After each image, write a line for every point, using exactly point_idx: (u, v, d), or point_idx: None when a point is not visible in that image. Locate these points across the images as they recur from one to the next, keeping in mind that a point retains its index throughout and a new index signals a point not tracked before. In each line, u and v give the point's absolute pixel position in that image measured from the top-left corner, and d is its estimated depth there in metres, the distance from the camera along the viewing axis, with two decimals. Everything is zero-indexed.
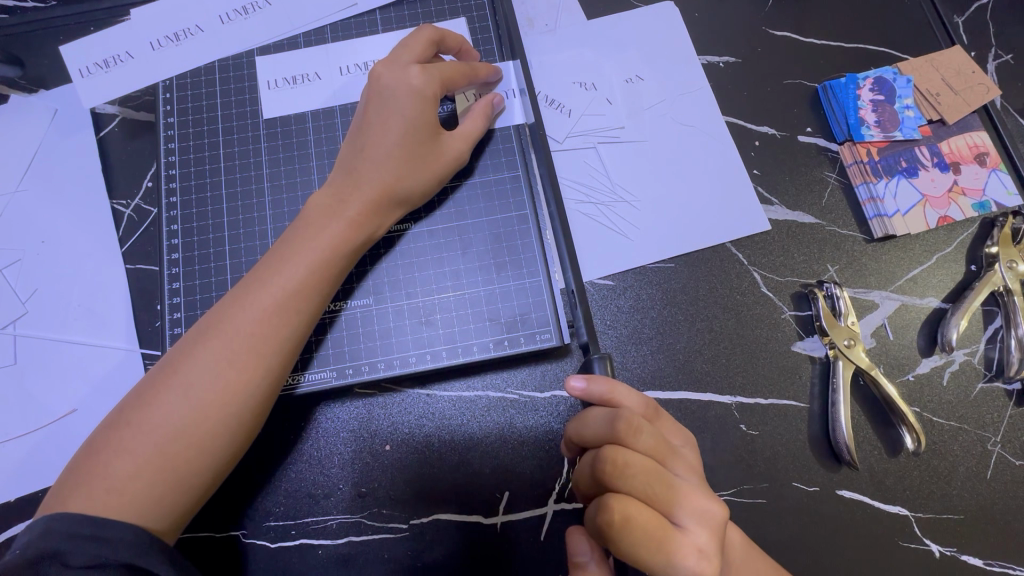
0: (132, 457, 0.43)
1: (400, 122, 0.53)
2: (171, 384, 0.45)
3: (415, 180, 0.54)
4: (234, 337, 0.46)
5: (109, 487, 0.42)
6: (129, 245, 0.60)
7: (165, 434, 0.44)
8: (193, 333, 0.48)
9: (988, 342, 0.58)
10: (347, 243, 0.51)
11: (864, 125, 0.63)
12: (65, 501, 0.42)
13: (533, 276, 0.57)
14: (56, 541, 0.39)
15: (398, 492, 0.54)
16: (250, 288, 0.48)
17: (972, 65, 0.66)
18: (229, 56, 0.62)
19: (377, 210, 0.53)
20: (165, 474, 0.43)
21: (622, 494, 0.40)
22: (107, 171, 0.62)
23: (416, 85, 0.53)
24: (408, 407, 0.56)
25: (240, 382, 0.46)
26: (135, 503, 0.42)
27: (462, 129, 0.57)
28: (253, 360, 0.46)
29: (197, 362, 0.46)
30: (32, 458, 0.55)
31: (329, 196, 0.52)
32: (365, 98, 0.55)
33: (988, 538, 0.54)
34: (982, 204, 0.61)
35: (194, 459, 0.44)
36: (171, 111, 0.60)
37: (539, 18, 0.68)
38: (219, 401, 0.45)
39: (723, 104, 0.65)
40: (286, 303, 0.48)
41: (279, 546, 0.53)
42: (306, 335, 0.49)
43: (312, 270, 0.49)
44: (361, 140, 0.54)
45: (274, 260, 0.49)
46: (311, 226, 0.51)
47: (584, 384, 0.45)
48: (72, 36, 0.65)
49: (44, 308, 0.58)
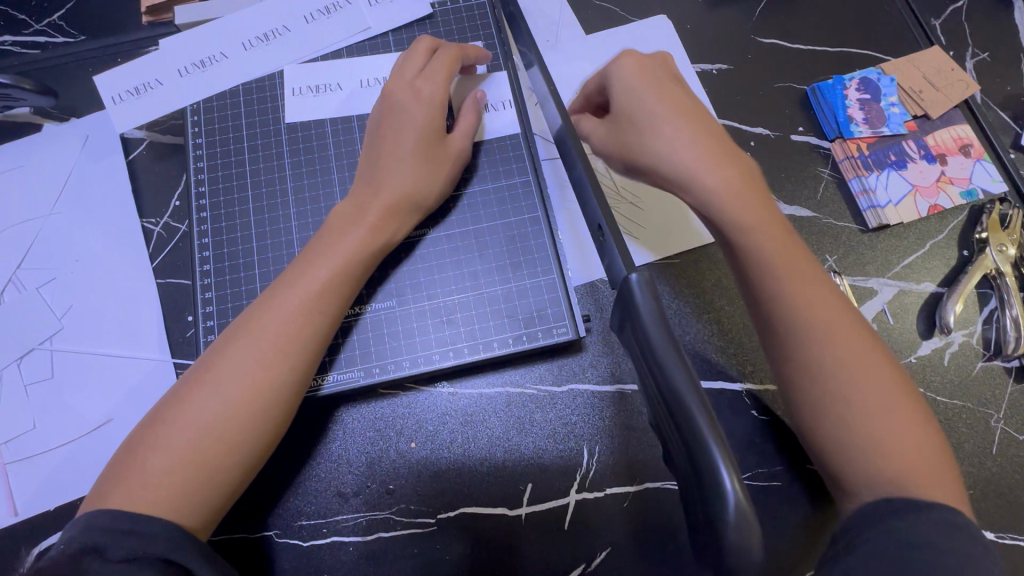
0: (167, 454, 0.45)
1: (411, 129, 0.57)
2: (204, 383, 0.47)
3: (428, 183, 0.57)
4: (262, 337, 0.49)
5: (146, 483, 0.44)
6: (159, 260, 0.63)
7: (197, 431, 0.46)
8: (225, 335, 0.50)
9: (985, 322, 0.60)
10: (367, 247, 0.54)
11: (852, 122, 0.66)
12: (104, 497, 0.44)
13: (547, 274, 0.59)
14: (96, 535, 0.41)
15: (425, 488, 0.56)
16: (280, 290, 0.51)
17: (951, 63, 0.70)
18: (252, 79, 0.65)
19: (395, 213, 0.56)
20: (197, 470, 0.45)
21: None
22: (137, 192, 0.65)
23: (427, 92, 0.58)
24: (432, 405, 0.58)
25: (269, 380, 0.48)
26: (169, 497, 0.44)
27: (463, 131, 0.60)
28: (281, 358, 0.49)
29: (228, 361, 0.48)
30: (70, 467, 0.56)
31: (350, 203, 0.56)
32: (378, 110, 0.59)
33: (997, 511, 0.56)
34: (969, 191, 0.64)
35: (225, 455, 0.46)
36: (200, 133, 0.64)
37: (541, 35, 0.72)
38: (250, 398, 0.47)
39: (718, 108, 0.69)
40: (312, 303, 0.50)
41: (310, 544, 0.55)
42: (329, 336, 0.52)
43: (335, 272, 0.52)
44: (376, 151, 0.57)
45: (299, 265, 0.52)
46: (334, 232, 0.54)
47: None
48: (100, 67, 0.68)
49: (79, 323, 0.61)
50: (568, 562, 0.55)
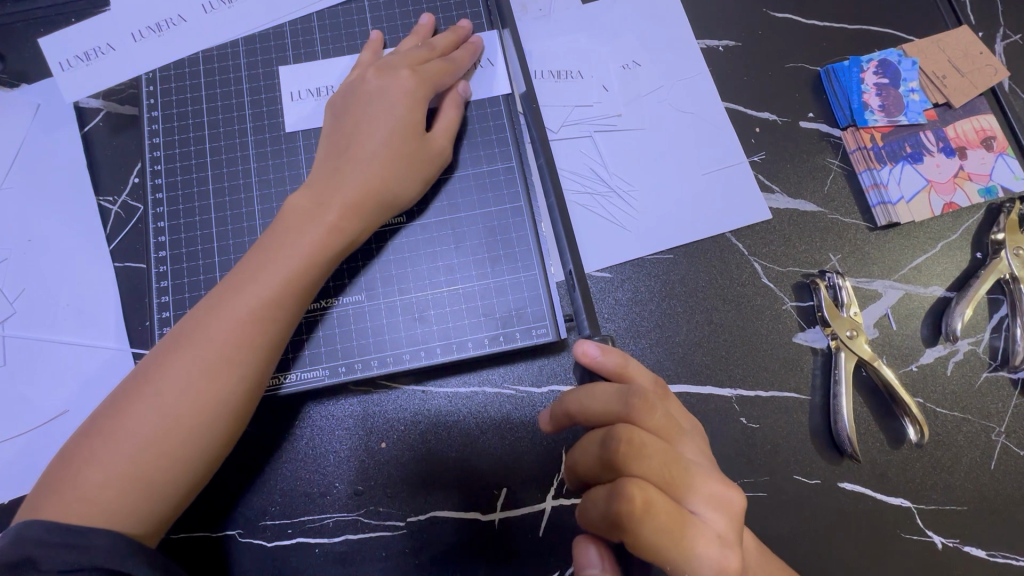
0: (102, 467, 0.42)
1: (386, 122, 0.53)
2: (145, 392, 0.44)
3: (398, 182, 0.52)
4: (208, 346, 0.45)
5: (79, 497, 0.41)
6: (117, 242, 0.59)
7: (136, 444, 0.43)
8: (168, 340, 0.46)
9: (993, 331, 0.57)
10: (325, 250, 0.49)
11: (867, 109, 0.61)
12: (37, 508, 0.41)
13: (528, 270, 0.56)
14: (28, 548, 0.38)
15: (395, 490, 0.54)
16: (227, 295, 0.47)
17: (980, 46, 0.64)
18: (214, 45, 0.60)
19: (360, 212, 0.51)
20: (134, 484, 0.42)
21: (637, 478, 0.38)
22: (93, 167, 0.60)
23: (407, 87, 0.54)
24: (404, 403, 0.55)
25: (212, 391, 0.44)
26: (107, 511, 0.41)
27: (442, 122, 0.56)
28: (227, 368, 0.45)
29: (170, 371, 0.44)
30: (24, 461, 0.54)
31: (308, 198, 0.50)
32: (347, 98, 0.55)
33: (991, 529, 0.53)
34: (988, 189, 0.60)
35: (166, 469, 0.43)
36: (156, 105, 0.59)
37: (533, 3, 0.66)
38: (194, 410, 0.44)
39: (722, 90, 0.64)
40: (265, 309, 0.46)
41: (275, 545, 0.53)
42: (282, 342, 0.48)
43: (291, 277, 0.47)
44: (346, 142, 0.53)
45: (249, 265, 0.48)
46: (288, 233, 0.49)
47: (599, 353, 0.42)
48: (51, 27, 0.63)
49: (31, 308, 0.57)
50: (542, 568, 0.53)
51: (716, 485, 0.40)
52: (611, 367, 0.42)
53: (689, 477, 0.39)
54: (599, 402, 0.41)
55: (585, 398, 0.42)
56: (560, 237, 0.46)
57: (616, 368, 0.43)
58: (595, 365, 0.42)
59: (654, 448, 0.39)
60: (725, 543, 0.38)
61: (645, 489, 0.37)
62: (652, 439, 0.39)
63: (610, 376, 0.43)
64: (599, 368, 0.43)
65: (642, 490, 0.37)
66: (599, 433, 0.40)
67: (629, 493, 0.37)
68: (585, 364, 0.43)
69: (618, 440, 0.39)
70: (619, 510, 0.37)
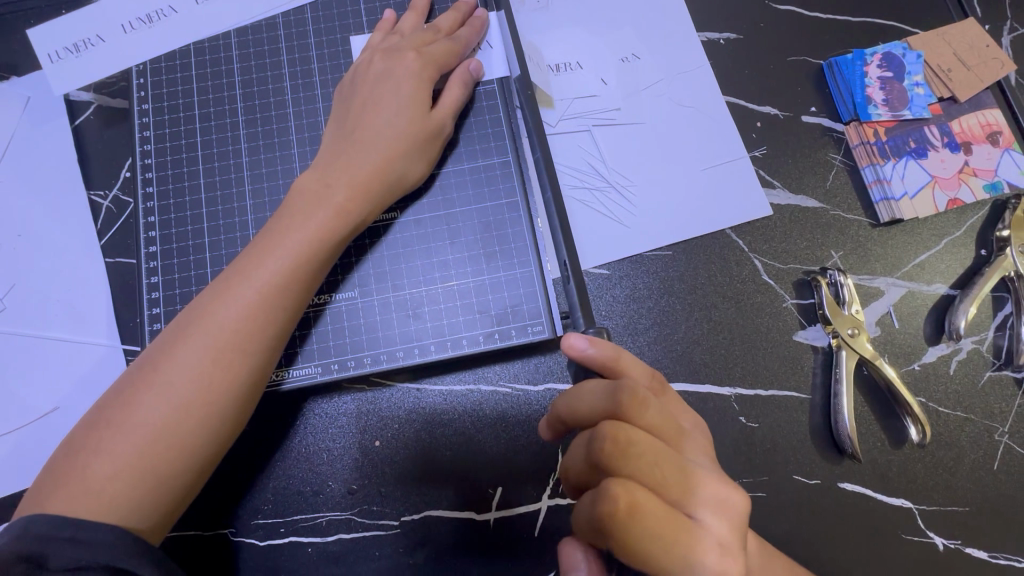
0: (111, 458, 0.41)
1: (392, 102, 0.52)
2: (152, 382, 0.43)
3: (406, 161, 0.52)
4: (214, 334, 0.44)
5: (88, 488, 0.40)
6: (108, 237, 0.58)
7: (144, 434, 0.42)
8: (173, 328, 0.45)
9: (998, 329, 0.56)
10: (331, 233, 0.48)
11: (870, 104, 0.60)
12: (42, 502, 0.40)
13: (524, 267, 0.55)
14: (32, 543, 0.37)
15: (390, 488, 0.53)
16: (233, 282, 0.46)
17: (986, 39, 0.62)
18: (206, 37, 0.59)
19: (366, 197, 0.50)
20: (143, 475, 0.41)
21: (626, 479, 0.37)
22: (84, 161, 0.59)
23: (412, 68, 0.53)
24: (398, 401, 0.55)
25: (221, 381, 0.44)
26: (115, 503, 0.40)
27: (446, 98, 0.55)
28: (234, 357, 0.44)
29: (177, 361, 0.43)
30: (15, 458, 0.53)
31: (316, 179, 0.50)
32: (354, 79, 0.55)
33: (993, 530, 0.52)
34: (994, 185, 0.58)
35: (175, 460, 0.42)
36: (146, 98, 0.58)
37: None
38: (202, 400, 0.43)
39: (723, 83, 0.62)
40: (270, 298, 0.46)
41: (268, 544, 0.52)
42: (289, 330, 0.47)
43: (296, 265, 0.47)
44: (350, 124, 0.52)
45: (254, 252, 0.47)
46: (294, 217, 0.48)
47: (587, 346, 0.41)
48: (40, 19, 0.62)
49: (21, 303, 0.57)
50: (537, 568, 0.52)
51: (717, 489, 0.39)
52: (602, 358, 0.41)
53: (687, 480, 0.38)
54: (588, 403, 0.40)
55: (573, 400, 0.41)
56: (555, 231, 0.45)
57: (605, 359, 0.41)
58: (583, 359, 0.41)
59: (645, 446, 0.38)
60: (723, 552, 0.37)
61: (630, 489, 0.36)
62: (642, 435, 0.38)
63: (600, 369, 0.41)
64: (588, 361, 0.41)
65: (627, 492, 0.36)
66: (586, 434, 0.39)
67: (614, 495, 0.36)
68: (573, 358, 0.41)
69: (603, 439, 0.38)
70: (603, 512, 0.36)
